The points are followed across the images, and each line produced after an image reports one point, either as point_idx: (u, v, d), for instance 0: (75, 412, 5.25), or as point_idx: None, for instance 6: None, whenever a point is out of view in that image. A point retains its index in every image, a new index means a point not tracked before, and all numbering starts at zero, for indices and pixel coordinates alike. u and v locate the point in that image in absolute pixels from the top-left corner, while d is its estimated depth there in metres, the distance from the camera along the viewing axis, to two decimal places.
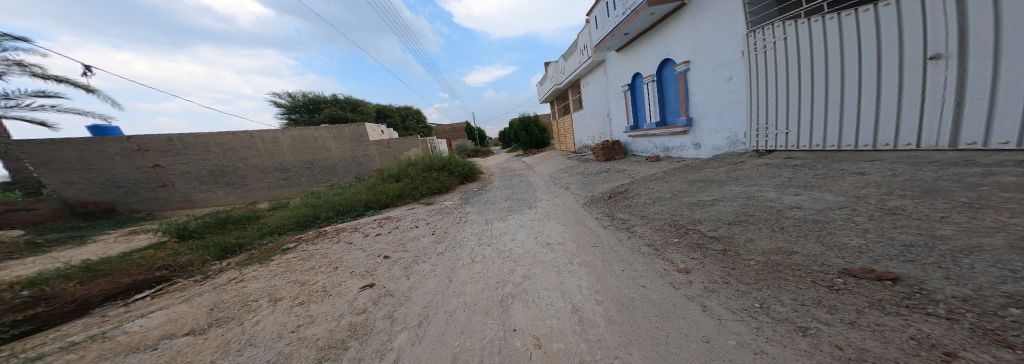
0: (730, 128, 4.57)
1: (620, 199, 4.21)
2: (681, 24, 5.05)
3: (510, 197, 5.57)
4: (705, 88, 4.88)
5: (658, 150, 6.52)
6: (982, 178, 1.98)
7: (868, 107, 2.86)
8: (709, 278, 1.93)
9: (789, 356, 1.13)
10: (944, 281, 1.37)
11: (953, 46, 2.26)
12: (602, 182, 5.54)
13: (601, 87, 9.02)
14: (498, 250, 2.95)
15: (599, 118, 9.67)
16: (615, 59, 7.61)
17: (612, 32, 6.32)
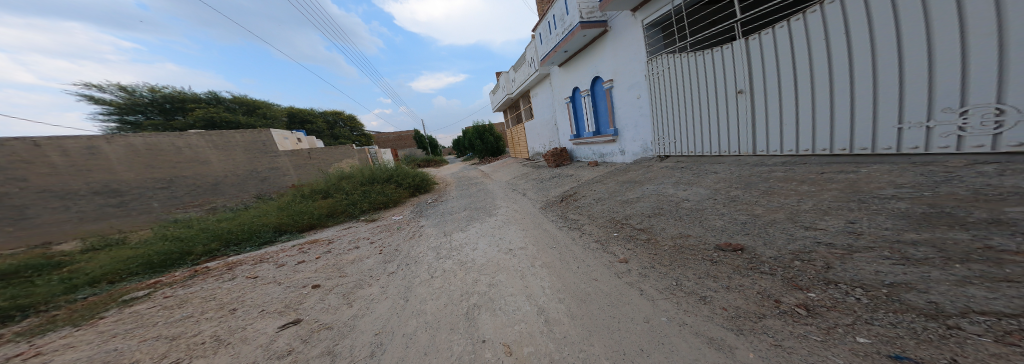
0: (642, 138, 5.66)
1: (571, 202, 4.68)
2: (607, 48, 6.01)
3: (468, 206, 5.45)
4: (625, 103, 5.92)
5: (596, 157, 7.46)
6: (771, 172, 3.10)
7: (717, 123, 4.06)
8: (642, 265, 2.38)
9: (699, 323, 1.55)
10: (765, 246, 2.11)
11: (748, 85, 3.51)
12: (552, 187, 6.01)
13: (548, 98, 9.86)
14: (457, 263, 2.87)
15: (547, 128, 10.47)
16: (559, 73, 8.47)
17: (555, 48, 7.02)
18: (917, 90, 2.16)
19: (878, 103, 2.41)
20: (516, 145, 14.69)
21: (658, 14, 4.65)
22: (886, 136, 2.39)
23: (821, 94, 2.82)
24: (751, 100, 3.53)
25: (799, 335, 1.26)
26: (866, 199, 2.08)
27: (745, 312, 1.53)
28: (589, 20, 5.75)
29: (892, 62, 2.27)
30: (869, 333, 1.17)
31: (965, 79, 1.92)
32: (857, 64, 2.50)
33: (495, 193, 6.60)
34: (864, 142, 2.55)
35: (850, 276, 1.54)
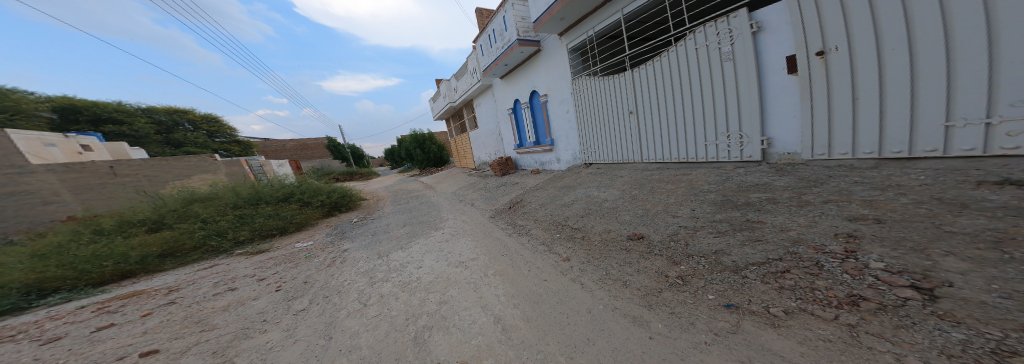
0: (571, 148, 6.48)
1: (517, 208, 4.84)
2: (542, 65, 6.57)
3: (409, 221, 4.93)
4: (558, 117, 6.59)
5: (538, 165, 7.93)
6: (660, 172, 4.06)
7: (616, 137, 5.07)
8: (580, 260, 2.66)
9: (622, 304, 1.86)
10: (658, 232, 2.71)
11: (634, 107, 4.53)
12: (495, 196, 6.07)
13: (491, 109, 10.01)
14: (396, 286, 2.54)
15: (490, 138, 10.55)
16: (500, 85, 8.72)
17: (495, 61, 7.24)
18: (708, 122, 3.50)
19: (692, 128, 3.71)
20: (461, 155, 14.29)
21: (577, 42, 5.46)
22: (700, 149, 3.65)
23: (668, 119, 4.02)
24: (637, 119, 4.57)
25: (680, 301, 1.71)
26: (695, 192, 3.08)
27: (648, 289, 1.95)
28: (524, 39, 6.24)
29: (699, 103, 3.54)
30: (713, 290, 1.72)
31: (726, 117, 3.30)
32: (680, 99, 3.77)
33: (433, 206, 6.18)
34: (688, 154, 3.85)
35: (701, 250, 2.16)
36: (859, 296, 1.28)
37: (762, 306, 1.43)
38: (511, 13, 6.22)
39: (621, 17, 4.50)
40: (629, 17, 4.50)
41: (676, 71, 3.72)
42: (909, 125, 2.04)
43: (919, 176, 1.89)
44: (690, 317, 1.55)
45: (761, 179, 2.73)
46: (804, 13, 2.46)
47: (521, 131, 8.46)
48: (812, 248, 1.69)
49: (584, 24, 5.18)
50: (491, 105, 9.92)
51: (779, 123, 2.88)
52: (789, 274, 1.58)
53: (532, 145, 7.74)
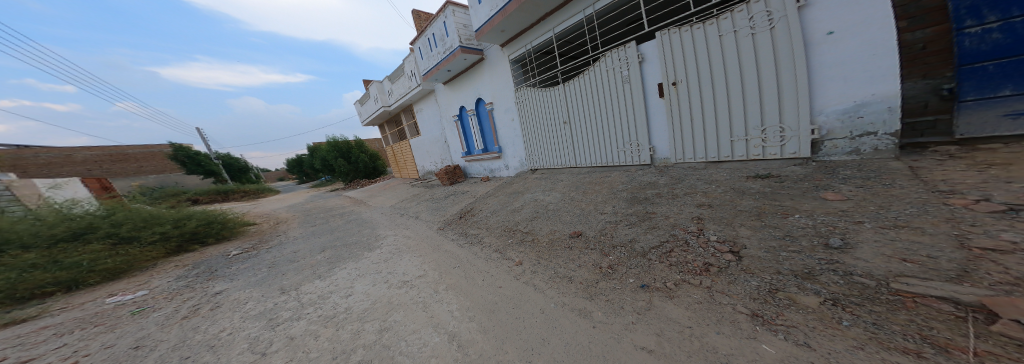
0: (517, 155, 6.73)
1: (468, 217, 4.71)
2: (486, 73, 6.65)
3: (335, 243, 4.22)
4: (504, 125, 6.74)
5: (487, 172, 7.90)
6: (593, 176, 4.65)
7: (556, 144, 5.58)
8: (532, 262, 2.76)
9: (570, 298, 2.03)
10: (595, 229, 3.05)
11: (569, 117, 5.17)
12: (441, 208, 5.75)
13: (434, 115, 9.56)
14: (314, 322, 2.13)
15: (435, 145, 10.10)
16: (444, 92, 8.45)
17: (436, 67, 6.98)
18: (616, 132, 4.55)
19: (607, 137, 4.72)
20: (401, 164, 13.26)
21: (518, 54, 5.73)
22: (616, 155, 4.67)
23: (589, 129, 4.94)
24: (570, 129, 5.22)
25: (613, 289, 2.04)
26: (621, 192, 3.69)
27: (588, 281, 2.21)
28: (466, 46, 6.19)
29: (609, 116, 4.58)
30: (633, 275, 2.16)
31: (627, 128, 4.40)
32: (594, 113, 4.78)
33: (365, 223, 5.44)
34: (606, 159, 4.84)
35: (623, 240, 2.67)
36: (708, 263, 2.01)
37: (660, 282, 1.98)
38: (453, 19, 6.16)
39: (553, 35, 5.03)
40: (559, 36, 5.05)
41: (594, 89, 4.66)
42: (718, 136, 3.50)
43: (721, 173, 3.31)
44: (619, 302, 1.88)
45: (651, 178, 3.77)
46: (665, 58, 3.72)
47: (468, 139, 8.33)
48: (683, 230, 2.51)
49: (522, 38, 5.50)
50: (434, 111, 9.49)
51: (657, 133, 4.12)
52: (674, 251, 2.26)
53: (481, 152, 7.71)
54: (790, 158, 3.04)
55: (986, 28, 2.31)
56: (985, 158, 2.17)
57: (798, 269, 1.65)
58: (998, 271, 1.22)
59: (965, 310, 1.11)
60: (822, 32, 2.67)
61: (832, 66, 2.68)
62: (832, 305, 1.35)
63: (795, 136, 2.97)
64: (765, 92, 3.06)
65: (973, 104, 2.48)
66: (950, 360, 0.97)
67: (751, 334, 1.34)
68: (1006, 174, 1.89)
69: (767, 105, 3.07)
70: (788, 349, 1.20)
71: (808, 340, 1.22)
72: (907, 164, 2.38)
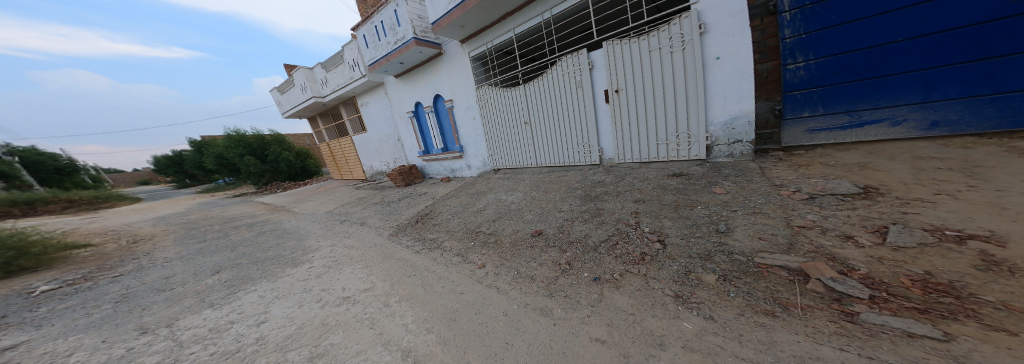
0: (479, 155, 6.59)
1: (426, 221, 4.41)
2: (443, 68, 6.36)
3: (253, 260, 3.50)
4: (464, 123, 6.55)
5: (447, 173, 7.57)
6: (552, 175, 4.81)
7: (516, 144, 5.65)
8: (495, 264, 2.67)
9: (532, 298, 2.01)
10: (553, 227, 3.11)
11: (529, 118, 5.23)
12: (393, 212, 5.27)
13: (384, 110, 8.78)
14: (203, 362, 1.70)
15: (386, 143, 9.32)
16: (395, 85, 7.82)
17: (385, 58, 6.41)
18: (569, 134, 4.78)
19: (559, 139, 4.94)
20: (344, 164, 11.94)
21: (478, 52, 5.59)
22: (569, 156, 4.90)
23: (544, 131, 5.11)
24: (529, 130, 5.30)
25: (569, 284, 2.08)
26: (578, 190, 3.84)
27: (548, 279, 2.22)
28: (420, 37, 5.77)
29: (562, 118, 4.78)
30: (587, 269, 2.24)
31: (577, 131, 4.67)
32: (547, 116, 4.97)
33: (293, 234, 4.65)
34: (558, 159, 5.09)
35: (577, 236, 2.76)
36: (643, 252, 2.24)
37: (608, 274, 2.10)
38: (405, 8, 5.69)
39: (513, 36, 5.02)
40: (519, 37, 5.08)
41: (548, 92, 4.82)
42: (648, 141, 3.97)
43: (650, 172, 3.77)
44: (576, 296, 1.93)
45: (600, 177, 4.01)
46: (609, 66, 4.02)
47: (425, 137, 7.88)
48: (625, 223, 2.72)
49: (482, 35, 5.37)
50: (385, 105, 8.71)
51: (604, 136, 4.42)
52: (619, 243, 2.44)
53: (440, 152, 7.33)
54: (693, 159, 3.71)
55: (797, 66, 3.14)
56: (797, 160, 3.03)
57: (701, 252, 2.03)
58: (808, 243, 1.82)
59: (794, 274, 1.61)
60: (713, 56, 3.28)
61: (718, 86, 3.33)
62: (723, 281, 1.72)
63: (696, 141, 3.61)
64: (678, 103, 3.61)
65: (790, 122, 3.31)
66: (789, 314, 1.37)
67: (675, 313, 1.56)
68: (808, 173, 2.71)
69: (680, 115, 3.64)
70: (701, 323, 1.45)
71: (711, 312, 1.51)
72: (757, 166, 3.14)
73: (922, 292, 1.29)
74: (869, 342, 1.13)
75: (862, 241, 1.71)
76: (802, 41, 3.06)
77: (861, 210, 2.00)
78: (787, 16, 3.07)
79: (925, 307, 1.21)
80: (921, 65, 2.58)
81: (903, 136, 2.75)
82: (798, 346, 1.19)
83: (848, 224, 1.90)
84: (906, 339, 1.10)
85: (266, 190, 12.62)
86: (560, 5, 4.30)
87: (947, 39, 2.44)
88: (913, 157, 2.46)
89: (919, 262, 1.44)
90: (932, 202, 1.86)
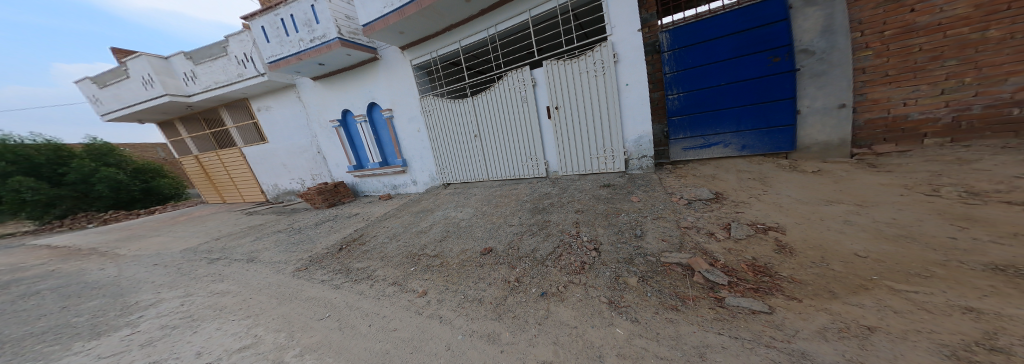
0: (427, 168, 6.10)
1: (355, 248, 3.76)
2: (381, 74, 5.80)
3: (38, 340, 2.29)
4: (407, 135, 6.05)
5: (388, 189, 6.85)
6: (502, 189, 4.79)
7: (466, 157, 5.47)
8: (438, 290, 2.39)
9: (476, 323, 1.84)
10: (503, 244, 2.99)
11: (479, 131, 5.12)
12: (301, 243, 4.29)
13: (299, 117, 7.40)
14: None
15: (303, 157, 7.87)
16: (317, 88, 6.71)
17: (297, 57, 5.48)
18: (513, 148, 4.90)
19: (506, 153, 5.02)
20: (228, 184, 9.61)
21: (421, 61, 5.32)
22: (517, 169, 5.00)
23: (490, 144, 5.12)
24: (481, 142, 5.20)
25: (518, 303, 1.98)
26: (530, 203, 3.85)
27: (497, 299, 2.09)
28: (346, 39, 5.11)
29: (506, 133, 4.88)
30: (535, 284, 2.19)
31: (521, 145, 4.81)
32: (488, 131, 5.04)
33: (116, 287, 3.35)
34: (505, 173, 5.16)
35: (527, 251, 2.72)
36: (582, 260, 2.34)
37: (554, 287, 2.10)
38: (326, 4, 4.96)
39: (458, 47, 4.93)
40: (465, 50, 5.03)
41: (492, 106, 4.86)
42: (585, 155, 4.33)
43: (585, 183, 4.12)
44: (524, 315, 1.84)
45: (546, 190, 4.16)
46: (551, 84, 4.26)
47: (356, 150, 6.97)
48: (569, 233, 2.82)
49: (426, 44, 5.14)
50: (300, 111, 7.34)
51: (541, 149, 4.65)
52: (563, 255, 2.49)
53: (378, 166, 6.58)
54: (615, 171, 4.20)
55: (672, 97, 3.87)
56: (679, 172, 3.75)
57: (625, 256, 2.24)
58: (690, 241, 2.26)
59: (685, 269, 1.95)
60: (623, 83, 3.81)
61: (629, 108, 3.88)
62: (643, 282, 1.92)
63: (617, 155, 4.11)
64: (602, 121, 4.08)
65: (677, 140, 3.99)
66: (686, 306, 1.62)
67: (609, 320, 1.63)
68: (687, 182, 3.39)
69: (607, 132, 4.08)
70: (631, 328, 1.54)
71: (636, 314, 1.64)
72: (657, 177, 3.72)
73: (754, 274, 1.78)
74: (734, 323, 1.42)
75: (719, 236, 2.28)
76: (674, 77, 3.80)
77: (716, 211, 2.65)
78: (666, 55, 3.76)
79: (757, 286, 1.66)
80: (748, 102, 3.52)
81: (729, 155, 3.76)
82: (695, 336, 1.39)
83: (712, 223, 2.47)
84: (753, 316, 1.45)
85: (67, 226, 8.76)
86: (504, 22, 4.44)
87: (749, 85, 3.47)
88: (737, 170, 3.42)
89: (749, 250, 2.01)
90: (750, 203, 2.68)
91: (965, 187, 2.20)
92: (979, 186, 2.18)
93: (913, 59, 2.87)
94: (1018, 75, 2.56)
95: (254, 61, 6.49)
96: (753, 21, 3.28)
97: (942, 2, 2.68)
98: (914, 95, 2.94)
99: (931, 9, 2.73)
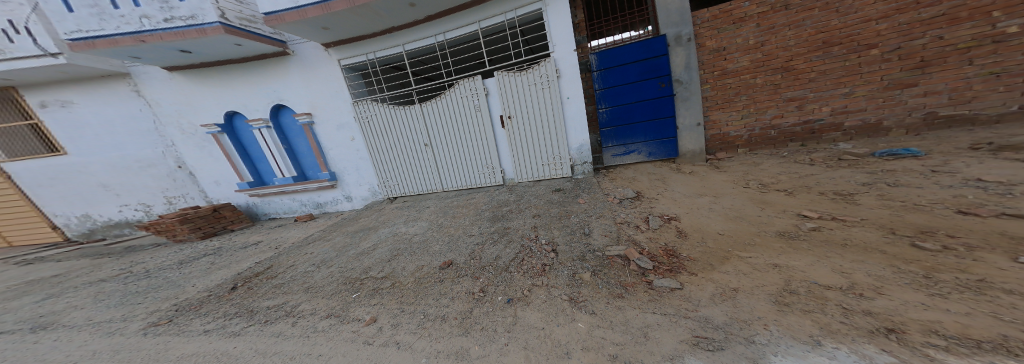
0: (368, 181, 5.60)
1: (258, 284, 3.21)
2: (292, 71, 4.97)
3: None
4: (337, 144, 5.36)
5: (309, 207, 6.09)
6: (458, 199, 4.73)
7: (413, 167, 5.23)
8: (391, 314, 2.22)
9: (438, 342, 1.79)
10: (463, 256, 2.92)
11: (430, 139, 4.95)
12: (154, 290, 3.43)
13: (144, 119, 5.52)
14: None
15: (146, 174, 6.03)
16: (184, 82, 5.27)
17: (133, 35, 3.89)
18: (464, 157, 4.92)
19: (456, 162, 5.00)
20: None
21: (355, 61, 4.86)
22: (469, 178, 5.03)
23: (439, 154, 5.02)
24: (432, 151, 5.04)
25: (484, 314, 1.99)
26: (491, 211, 3.89)
27: (462, 314, 2.04)
28: (233, 25, 4.12)
29: (454, 142, 4.86)
30: (501, 292, 2.24)
31: (471, 154, 4.86)
32: (438, 139, 4.92)
33: None
34: (456, 183, 5.14)
35: (489, 259, 2.75)
36: (542, 262, 2.50)
37: (519, 292, 2.18)
38: None
39: (402, 51, 4.69)
40: (410, 54, 4.81)
41: (438, 114, 4.78)
42: (537, 162, 4.62)
43: (536, 189, 4.41)
44: (492, 325, 1.86)
45: (504, 197, 4.27)
46: (503, 94, 4.40)
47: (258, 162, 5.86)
48: (529, 238, 2.96)
49: (360, 44, 4.72)
50: (142, 109, 5.45)
51: (489, 157, 4.79)
52: (525, 259, 2.61)
53: (291, 182, 5.65)
54: (563, 176, 4.61)
55: (600, 111, 4.45)
56: (611, 175, 4.33)
57: (579, 254, 2.48)
58: (624, 234, 2.67)
59: (622, 259, 2.29)
60: (566, 96, 4.22)
61: (572, 119, 4.31)
62: (594, 275, 2.17)
63: (564, 162, 4.52)
64: (547, 130, 4.43)
65: (610, 148, 4.58)
66: (628, 292, 1.91)
67: (571, 316, 1.78)
68: (617, 184, 3.94)
69: (555, 140, 4.44)
70: (590, 320, 1.72)
71: (593, 306, 1.84)
72: (596, 180, 4.21)
73: (666, 256, 2.23)
74: (665, 301, 1.74)
75: (642, 227, 2.75)
76: (601, 94, 4.38)
77: (641, 207, 3.18)
78: (595, 74, 4.31)
79: (671, 266, 2.10)
80: (655, 116, 4.26)
81: (641, 161, 4.51)
82: (638, 318, 1.64)
83: (640, 217, 2.95)
84: (672, 292, 1.82)
85: None
86: (453, 30, 4.42)
87: (656, 103, 4.21)
88: (647, 172, 4.19)
89: (662, 237, 2.53)
90: (655, 198, 3.32)
91: (759, 180, 3.30)
92: (765, 179, 3.29)
93: (726, 93, 4.00)
94: (770, 109, 3.90)
95: (33, 34, 4.48)
96: (648, 52, 4.02)
97: (736, 56, 3.85)
98: (728, 120, 4.08)
99: (732, 60, 3.88)
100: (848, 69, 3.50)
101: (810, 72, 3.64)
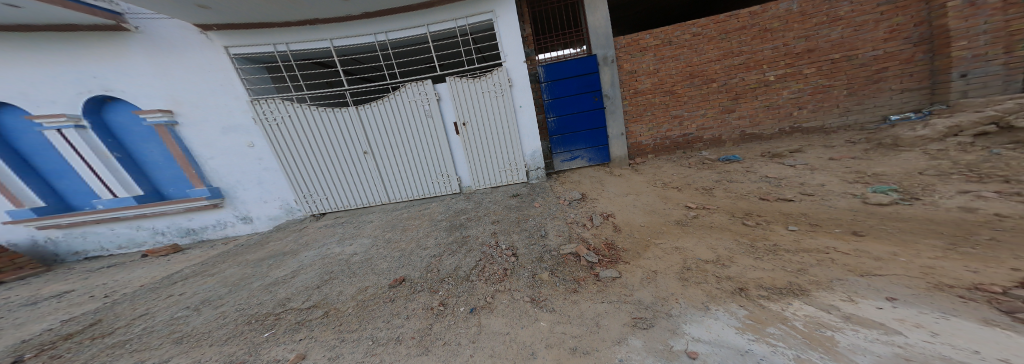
0: (278, 197, 4.88)
1: (79, 347, 2.42)
2: (138, 54, 4.08)
3: None
4: (218, 150, 4.56)
5: (176, 235, 5.02)
6: (409, 210, 4.49)
7: (346, 178, 4.76)
8: (325, 347, 1.98)
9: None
10: (421, 270, 2.80)
11: (370, 147, 4.58)
12: None
13: None
14: None
15: None
16: None
17: None
18: (411, 165, 4.71)
19: (388, 171, 4.74)
20: None
21: (262, 52, 4.16)
22: (411, 188, 4.84)
23: (374, 163, 4.67)
24: (373, 159, 4.66)
25: (446, 329, 1.95)
26: (451, 220, 3.82)
27: (420, 332, 1.96)
28: None
29: (382, 148, 4.61)
30: (462, 302, 2.23)
31: (411, 161, 4.68)
32: (380, 146, 4.59)
33: None
34: (394, 195, 4.89)
35: (448, 270, 2.70)
36: (504, 268, 2.58)
37: (481, 301, 2.20)
38: None
39: (330, 47, 4.22)
40: (340, 51, 4.36)
41: (368, 118, 4.45)
42: (495, 169, 4.70)
43: (491, 195, 4.50)
44: (455, 339, 1.83)
45: (462, 205, 4.24)
46: (455, 100, 4.37)
47: (65, 177, 4.61)
48: (490, 245, 3.00)
49: (268, 32, 4.08)
50: None
51: (433, 163, 4.67)
52: (485, 266, 2.65)
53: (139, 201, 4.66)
54: (518, 182, 4.81)
55: (548, 119, 4.77)
56: (563, 179, 4.70)
57: (536, 256, 2.64)
58: (572, 233, 2.94)
59: (574, 256, 2.52)
60: (519, 105, 4.43)
61: (526, 127, 4.54)
62: (552, 274, 2.34)
63: (518, 168, 4.71)
64: (501, 136, 4.56)
65: (558, 154, 4.95)
66: (582, 286, 2.13)
67: (533, 316, 1.90)
68: (566, 187, 4.30)
69: (511, 147, 4.61)
70: (552, 317, 1.85)
71: (552, 304, 1.99)
72: (549, 184, 4.52)
73: (608, 249, 2.55)
74: (609, 290, 2.00)
75: (587, 224, 3.07)
76: (549, 103, 4.69)
77: (585, 207, 3.54)
78: (543, 85, 4.60)
79: (613, 258, 2.41)
80: (592, 126, 4.78)
81: (584, 165, 5.01)
82: (592, 308, 1.85)
83: (585, 216, 3.28)
84: (615, 281, 2.10)
85: None
86: (397, 31, 4.21)
87: (596, 114, 4.73)
88: (590, 175, 4.67)
89: (604, 233, 2.86)
90: (594, 199, 3.74)
91: (662, 180, 3.99)
92: (667, 179, 3.98)
93: (638, 110, 4.72)
94: (663, 125, 4.75)
95: None
96: (585, 68, 4.50)
97: (643, 78, 4.55)
98: (640, 131, 4.83)
99: (637, 81, 4.58)
100: (703, 96, 4.54)
101: (683, 95, 4.57)
